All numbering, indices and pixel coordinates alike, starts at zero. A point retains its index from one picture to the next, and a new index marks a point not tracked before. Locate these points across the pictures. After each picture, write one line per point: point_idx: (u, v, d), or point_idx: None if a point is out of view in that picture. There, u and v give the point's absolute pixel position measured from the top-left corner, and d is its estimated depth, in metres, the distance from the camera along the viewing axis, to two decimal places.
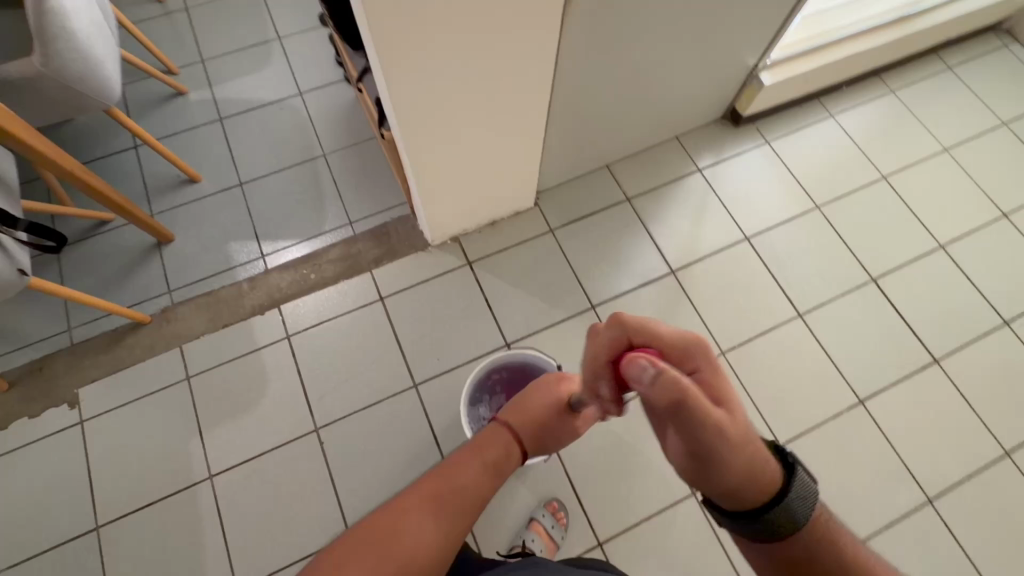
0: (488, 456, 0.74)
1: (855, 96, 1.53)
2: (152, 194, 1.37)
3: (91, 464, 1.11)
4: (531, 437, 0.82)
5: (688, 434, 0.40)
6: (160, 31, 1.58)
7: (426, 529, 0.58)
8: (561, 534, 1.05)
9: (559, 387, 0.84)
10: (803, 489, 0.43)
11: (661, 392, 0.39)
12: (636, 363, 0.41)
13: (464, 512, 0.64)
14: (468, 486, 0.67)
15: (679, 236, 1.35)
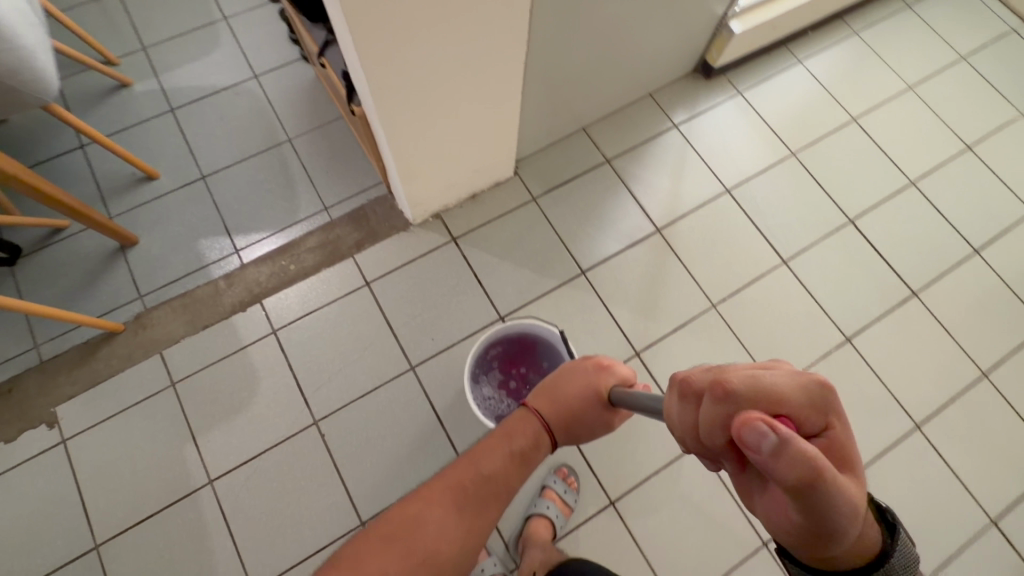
0: (513, 447, 0.67)
1: (821, 40, 1.53)
2: (108, 196, 1.28)
3: (80, 483, 1.06)
4: (560, 431, 0.71)
5: (810, 515, 0.32)
6: (92, 19, 1.46)
7: (445, 526, 0.56)
8: (574, 498, 1.07)
9: (600, 375, 0.73)
10: (904, 551, 0.37)
11: (791, 467, 0.30)
12: (753, 426, 0.31)
13: (486, 505, 0.61)
14: (490, 476, 0.63)
15: (661, 193, 1.34)
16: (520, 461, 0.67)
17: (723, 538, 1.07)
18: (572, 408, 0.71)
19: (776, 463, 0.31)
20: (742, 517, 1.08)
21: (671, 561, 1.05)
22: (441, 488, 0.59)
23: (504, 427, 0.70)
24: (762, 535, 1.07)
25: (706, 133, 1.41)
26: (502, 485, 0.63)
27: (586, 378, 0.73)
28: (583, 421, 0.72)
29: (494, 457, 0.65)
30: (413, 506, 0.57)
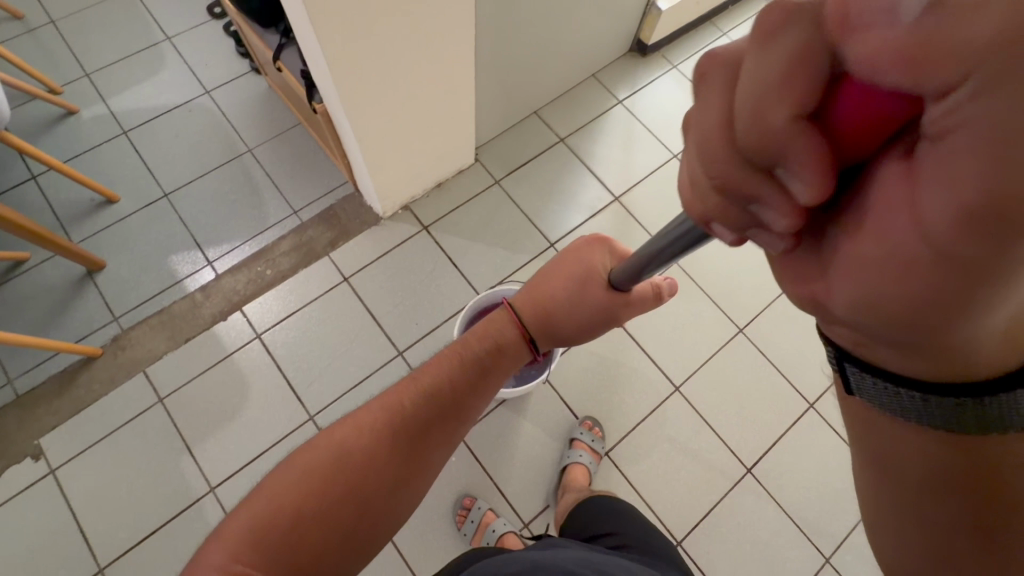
0: (466, 354, 0.67)
1: (740, 13, 1.67)
2: (69, 224, 1.26)
3: (76, 510, 1.04)
4: (544, 317, 0.71)
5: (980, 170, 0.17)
6: (28, 51, 1.44)
7: (382, 451, 0.57)
8: (602, 446, 1.12)
9: (594, 252, 0.73)
10: None
11: (961, 35, 0.15)
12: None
13: (430, 429, 0.61)
14: (430, 395, 0.62)
15: (614, 164, 1.43)
16: (469, 377, 0.65)
17: (712, 471, 1.15)
18: (560, 293, 0.72)
19: (935, 38, 0.16)
20: (726, 450, 1.17)
21: (667, 498, 1.12)
22: (381, 409, 0.59)
23: (467, 333, 0.70)
24: (746, 463, 1.16)
25: (649, 106, 1.51)
26: (448, 406, 0.63)
27: (577, 254, 0.73)
28: (576, 301, 0.71)
29: (438, 374, 0.64)
30: (351, 429, 0.57)
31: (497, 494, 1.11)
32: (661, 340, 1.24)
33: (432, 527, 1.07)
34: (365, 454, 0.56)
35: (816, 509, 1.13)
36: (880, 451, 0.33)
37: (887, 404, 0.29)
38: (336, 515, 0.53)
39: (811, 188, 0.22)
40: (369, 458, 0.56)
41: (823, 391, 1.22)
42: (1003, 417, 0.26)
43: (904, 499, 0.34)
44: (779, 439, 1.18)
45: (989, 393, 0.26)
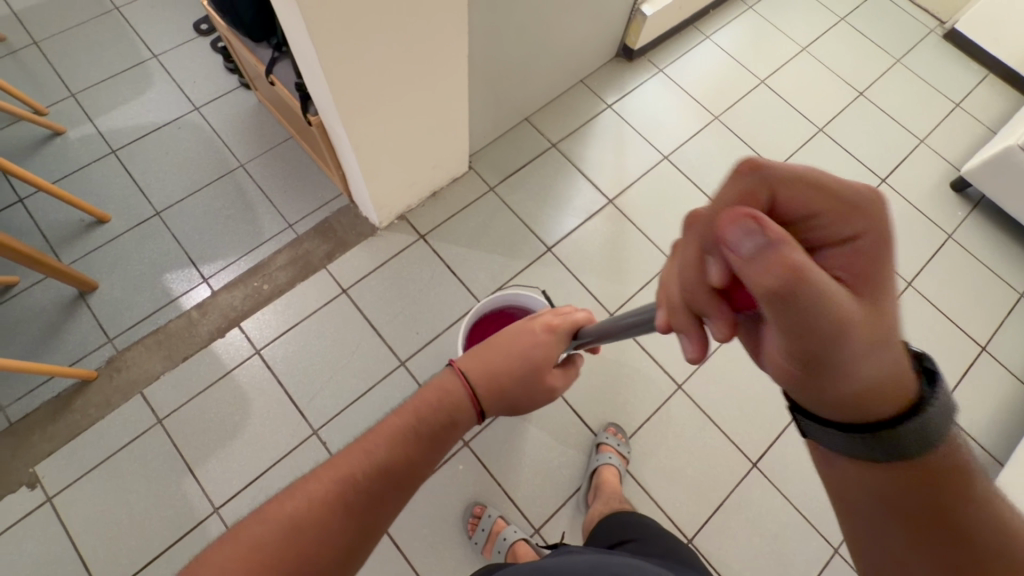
0: (422, 425, 0.60)
1: (722, 17, 1.71)
2: (59, 246, 1.24)
3: (75, 538, 1.01)
4: (491, 391, 0.65)
5: (805, 325, 0.31)
6: (10, 72, 1.41)
7: (332, 525, 0.51)
8: (627, 450, 1.12)
9: (548, 333, 0.70)
10: (945, 405, 0.37)
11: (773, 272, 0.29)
12: (736, 224, 0.30)
13: (384, 499, 0.55)
14: (385, 465, 0.56)
15: (607, 168, 1.45)
16: (428, 439, 0.60)
17: (718, 467, 1.16)
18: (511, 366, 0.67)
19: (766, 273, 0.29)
20: (732, 445, 1.17)
21: (676, 497, 1.13)
22: (330, 479, 0.53)
23: (415, 398, 0.62)
24: (751, 457, 1.17)
25: (638, 109, 1.54)
26: (405, 469, 0.57)
27: (529, 330, 0.70)
28: (527, 377, 0.68)
29: (392, 442, 0.58)
30: (292, 502, 0.51)
31: (506, 500, 1.10)
32: (662, 340, 1.25)
33: (443, 538, 1.06)
34: (316, 526, 0.50)
35: (822, 499, 1.15)
36: (836, 483, 0.43)
37: (825, 440, 0.40)
38: None
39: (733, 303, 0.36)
40: (323, 530, 0.50)
41: None
42: (901, 446, 0.37)
43: (866, 527, 0.42)
44: (782, 432, 1.19)
45: (888, 428, 0.36)
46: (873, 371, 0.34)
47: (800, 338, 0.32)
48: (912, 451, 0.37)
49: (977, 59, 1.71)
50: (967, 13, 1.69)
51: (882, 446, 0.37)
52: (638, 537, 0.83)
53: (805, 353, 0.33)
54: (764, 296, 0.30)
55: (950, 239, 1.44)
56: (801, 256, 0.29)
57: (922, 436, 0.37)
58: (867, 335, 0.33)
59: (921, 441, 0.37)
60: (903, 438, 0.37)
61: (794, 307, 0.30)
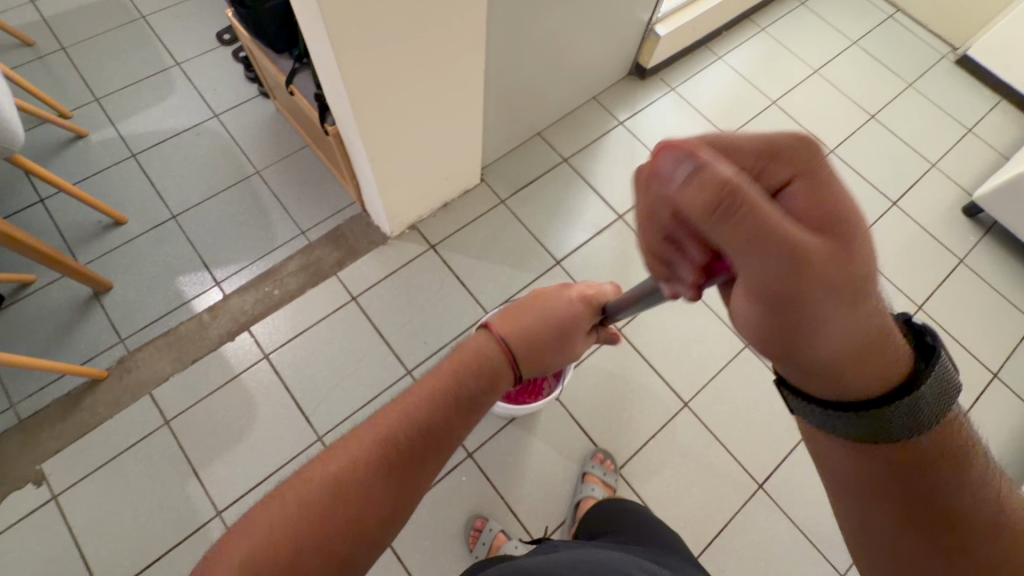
0: (458, 389, 0.60)
1: (734, 38, 1.73)
2: (76, 246, 1.26)
3: (78, 537, 1.01)
4: (525, 346, 0.67)
5: (752, 250, 0.31)
6: (38, 77, 1.45)
7: (371, 482, 0.52)
8: (615, 479, 1.10)
9: (579, 298, 0.75)
10: (940, 379, 0.37)
11: (702, 190, 0.30)
12: (668, 152, 0.32)
13: (421, 458, 0.55)
14: (424, 427, 0.56)
15: (617, 183, 1.46)
16: (449, 415, 0.58)
17: (722, 487, 1.14)
18: (548, 320, 0.70)
19: (701, 192, 0.31)
20: (737, 465, 1.17)
21: (680, 515, 1.12)
22: (368, 441, 0.54)
23: (447, 363, 0.62)
24: (757, 478, 1.16)
25: (649, 128, 1.56)
26: (436, 430, 0.57)
27: (559, 299, 0.73)
28: (557, 337, 0.71)
29: (430, 404, 0.58)
30: (329, 466, 0.51)
31: (509, 514, 1.09)
32: (666, 356, 1.26)
33: (443, 550, 1.05)
34: (337, 503, 0.49)
35: (828, 523, 1.13)
36: (831, 471, 0.44)
37: (813, 420, 0.41)
38: (328, 546, 0.48)
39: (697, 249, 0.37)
40: (363, 488, 0.51)
41: None
42: (887, 427, 0.37)
43: (861, 507, 0.43)
44: (788, 454, 1.18)
45: (872, 408, 0.37)
46: (841, 321, 0.33)
47: (753, 262, 0.32)
48: (900, 431, 0.38)
49: (990, 87, 1.72)
50: (980, 40, 1.70)
51: (873, 426, 0.38)
52: (630, 526, 0.85)
53: (765, 286, 0.33)
54: (702, 212, 0.31)
55: (961, 263, 1.43)
56: (731, 172, 0.30)
57: (913, 414, 0.37)
58: (832, 274, 0.31)
59: (910, 422, 0.37)
60: (890, 418, 0.37)
61: (734, 220, 0.30)
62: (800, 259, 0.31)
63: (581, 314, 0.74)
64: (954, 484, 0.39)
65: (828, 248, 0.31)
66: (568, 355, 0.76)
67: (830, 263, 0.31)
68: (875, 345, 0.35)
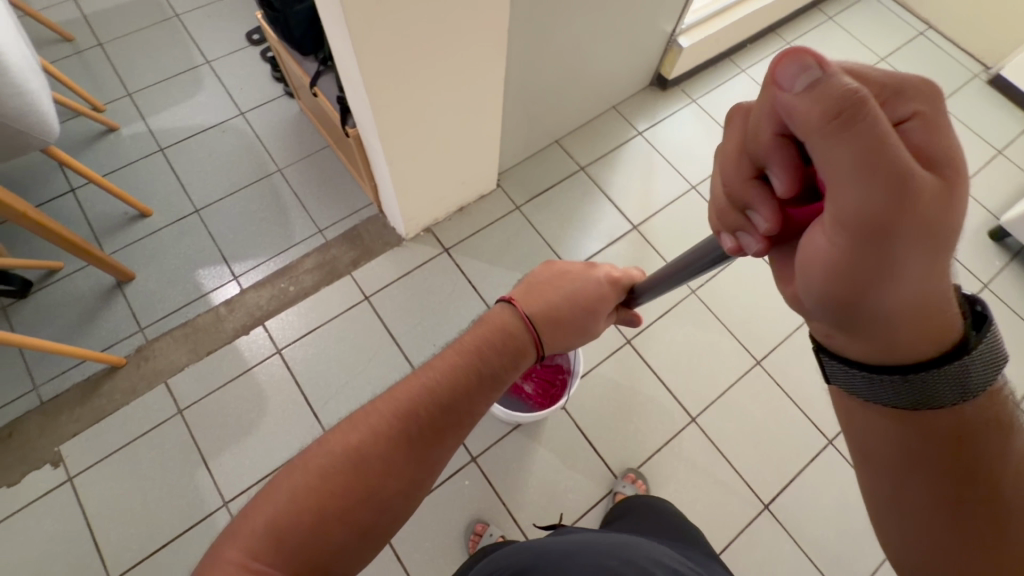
0: (482, 365, 0.63)
1: (759, 51, 1.71)
2: (103, 236, 1.31)
3: (90, 519, 1.04)
4: (548, 319, 0.70)
5: (860, 178, 0.29)
6: (75, 71, 1.51)
7: (392, 457, 0.55)
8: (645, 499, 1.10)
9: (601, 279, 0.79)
10: (986, 348, 0.38)
11: (828, 102, 0.28)
12: (793, 60, 0.29)
13: (441, 433, 0.59)
14: (443, 404, 0.59)
15: (634, 193, 1.46)
16: (466, 387, 0.61)
17: (725, 504, 1.14)
18: (572, 296, 0.73)
19: (823, 104, 0.28)
20: (743, 483, 1.16)
21: None
22: (389, 415, 0.57)
23: (469, 335, 0.65)
24: (763, 498, 1.15)
25: (668, 139, 1.55)
26: (456, 406, 0.60)
27: (585, 277, 0.76)
28: (581, 312, 0.74)
29: (451, 382, 0.60)
30: (351, 438, 0.55)
31: (510, 520, 1.09)
32: (675, 371, 1.25)
33: (443, 553, 1.05)
34: (354, 473, 0.53)
35: (833, 547, 1.12)
36: (864, 442, 0.45)
37: (855, 387, 0.42)
38: (352, 515, 0.52)
39: (782, 180, 0.36)
40: (385, 461, 0.55)
41: (830, 435, 1.21)
42: (934, 394, 0.38)
43: (895, 481, 0.43)
44: (795, 476, 1.17)
45: (924, 371, 0.38)
46: (916, 267, 0.33)
47: (856, 192, 0.30)
48: (946, 397, 0.38)
49: (1022, 109, 1.67)
50: (1013, 60, 1.65)
51: (912, 392, 0.39)
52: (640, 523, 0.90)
53: (860, 221, 0.31)
54: (821, 125, 0.29)
55: (985, 289, 1.40)
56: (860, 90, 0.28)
57: (960, 383, 0.38)
58: (926, 217, 0.31)
59: (959, 388, 0.38)
60: (940, 384, 0.38)
61: (856, 139, 0.28)
62: (906, 193, 0.30)
63: (604, 294, 0.77)
64: (996, 458, 0.39)
65: (932, 189, 0.30)
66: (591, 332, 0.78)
67: (930, 203, 0.30)
68: (939, 297, 0.35)
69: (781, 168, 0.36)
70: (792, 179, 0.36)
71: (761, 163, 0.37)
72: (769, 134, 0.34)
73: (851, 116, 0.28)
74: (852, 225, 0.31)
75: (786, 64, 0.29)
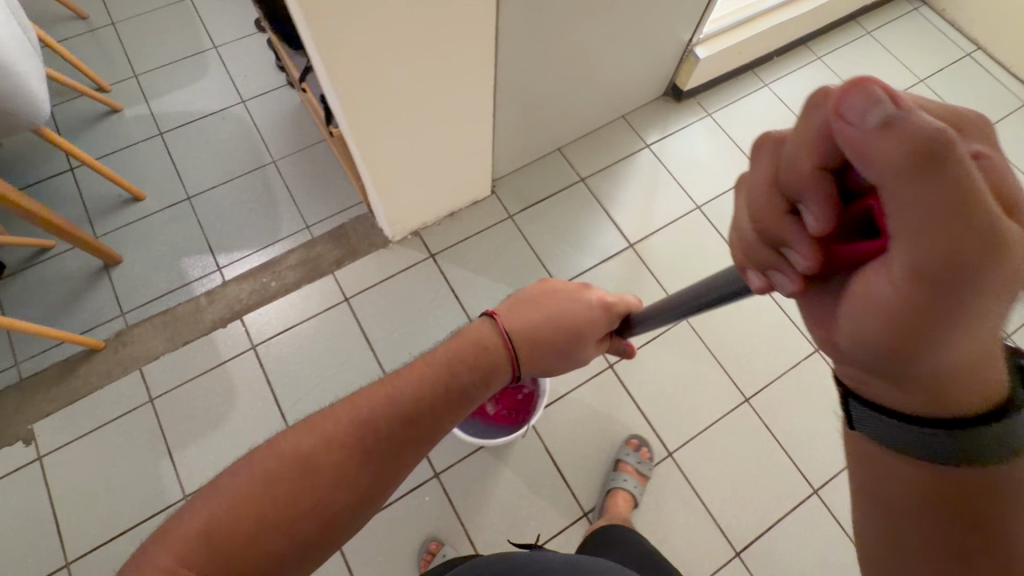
0: (452, 381, 0.59)
1: (785, 65, 1.61)
2: (96, 217, 1.32)
3: (54, 500, 1.06)
4: (525, 341, 0.64)
5: (940, 228, 0.23)
6: (87, 50, 1.52)
7: (345, 469, 0.52)
8: (647, 468, 1.11)
9: (600, 304, 0.71)
10: None
11: (909, 142, 0.21)
12: (865, 87, 0.22)
13: (400, 449, 0.55)
14: (405, 419, 0.55)
15: (634, 209, 1.40)
16: (437, 396, 0.57)
17: (693, 547, 1.09)
18: (560, 317, 0.66)
19: (904, 144, 0.22)
20: (715, 527, 1.10)
21: None
22: (347, 426, 0.53)
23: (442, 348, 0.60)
24: (734, 545, 1.09)
25: (676, 154, 1.48)
26: (419, 422, 0.56)
27: (576, 300, 0.68)
28: (566, 338, 0.67)
29: (415, 397, 0.56)
30: (304, 446, 0.52)
31: (467, 542, 1.06)
32: (656, 401, 1.19)
33: (395, 569, 1.03)
34: (304, 475, 0.50)
35: None
36: (874, 490, 0.38)
37: (888, 438, 0.35)
38: (294, 527, 0.49)
39: (818, 222, 0.27)
40: (337, 474, 0.52)
41: (815, 484, 1.14)
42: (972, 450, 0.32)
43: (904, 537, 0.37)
44: (772, 524, 1.11)
45: (968, 427, 0.32)
46: (987, 322, 0.27)
47: (935, 243, 0.23)
48: (987, 456, 0.32)
49: None
50: None
51: (964, 444, 0.32)
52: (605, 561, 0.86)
53: (941, 275, 0.24)
54: (899, 169, 0.22)
55: None
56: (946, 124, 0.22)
57: (1009, 442, 0.32)
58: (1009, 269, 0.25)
59: (1001, 448, 0.32)
60: (982, 439, 0.32)
61: (940, 185, 0.22)
62: (994, 244, 0.23)
63: (597, 318, 0.70)
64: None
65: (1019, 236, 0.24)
66: (577, 360, 0.70)
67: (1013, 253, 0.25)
68: (994, 350, 0.30)
69: (824, 205, 0.27)
70: (838, 220, 0.27)
71: (794, 195, 0.28)
72: (812, 169, 0.26)
73: (936, 160, 0.21)
74: (927, 281, 0.24)
75: (854, 94, 0.22)
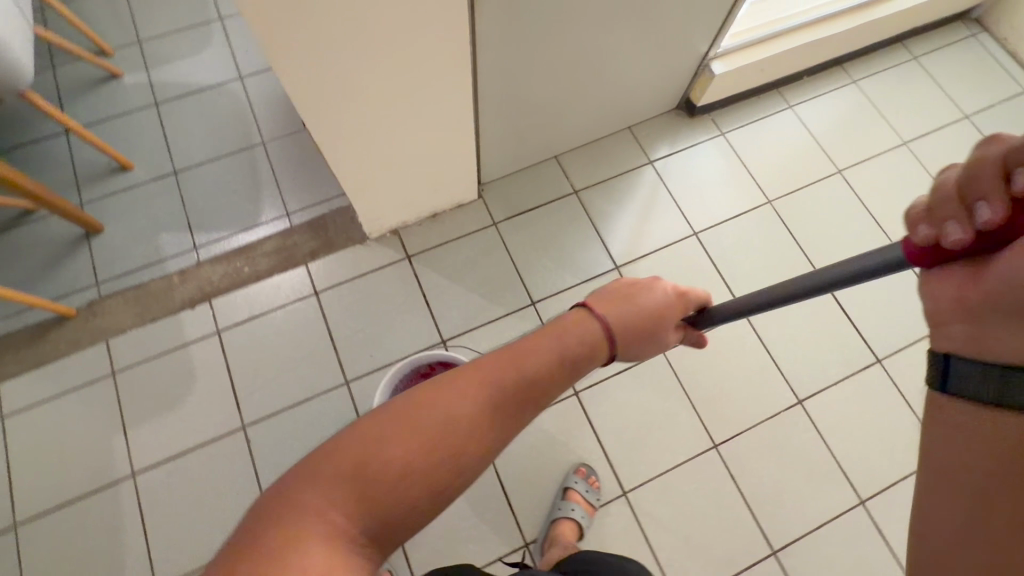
0: (570, 347, 0.51)
1: (815, 87, 1.49)
2: (84, 183, 1.33)
3: (10, 462, 1.08)
4: (622, 326, 0.57)
5: None
6: (95, 11, 1.51)
7: (472, 419, 0.43)
8: (596, 497, 1.08)
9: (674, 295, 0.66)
10: None
11: None
12: None
13: (523, 408, 0.46)
14: (530, 376, 0.47)
15: (625, 229, 1.32)
16: (557, 373, 0.49)
17: None
18: (646, 309, 0.60)
19: None
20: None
21: None
22: (473, 377, 0.45)
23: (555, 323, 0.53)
24: None
25: (680, 173, 1.39)
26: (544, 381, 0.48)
27: (652, 289, 0.63)
28: (650, 327, 0.61)
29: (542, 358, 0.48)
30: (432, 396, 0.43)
31: (400, 556, 1.05)
32: (618, 436, 1.14)
33: None
34: (432, 435, 0.41)
35: None
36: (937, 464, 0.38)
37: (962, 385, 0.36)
38: (408, 489, 0.39)
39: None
40: (467, 425, 0.42)
41: (773, 545, 1.08)
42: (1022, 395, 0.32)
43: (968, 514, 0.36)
44: None
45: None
46: None
47: None
48: None
49: None
50: None
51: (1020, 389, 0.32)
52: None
53: None
54: None
55: None
56: None
57: None
58: None
59: None
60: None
61: None
62: None
63: (672, 313, 0.64)
64: None
65: None
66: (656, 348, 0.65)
67: None
68: None
69: None
70: None
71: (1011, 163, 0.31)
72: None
73: None
74: None
75: None
